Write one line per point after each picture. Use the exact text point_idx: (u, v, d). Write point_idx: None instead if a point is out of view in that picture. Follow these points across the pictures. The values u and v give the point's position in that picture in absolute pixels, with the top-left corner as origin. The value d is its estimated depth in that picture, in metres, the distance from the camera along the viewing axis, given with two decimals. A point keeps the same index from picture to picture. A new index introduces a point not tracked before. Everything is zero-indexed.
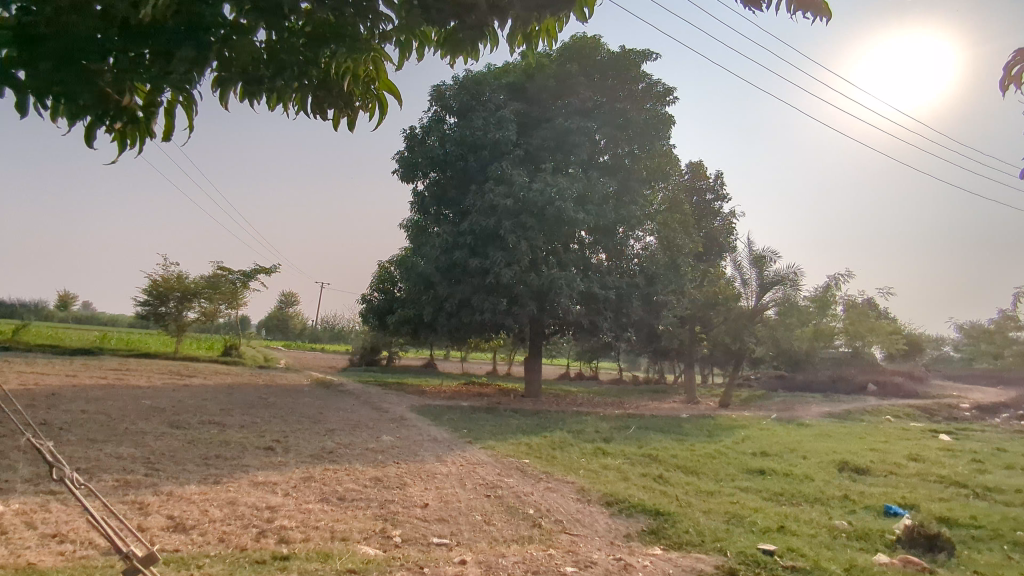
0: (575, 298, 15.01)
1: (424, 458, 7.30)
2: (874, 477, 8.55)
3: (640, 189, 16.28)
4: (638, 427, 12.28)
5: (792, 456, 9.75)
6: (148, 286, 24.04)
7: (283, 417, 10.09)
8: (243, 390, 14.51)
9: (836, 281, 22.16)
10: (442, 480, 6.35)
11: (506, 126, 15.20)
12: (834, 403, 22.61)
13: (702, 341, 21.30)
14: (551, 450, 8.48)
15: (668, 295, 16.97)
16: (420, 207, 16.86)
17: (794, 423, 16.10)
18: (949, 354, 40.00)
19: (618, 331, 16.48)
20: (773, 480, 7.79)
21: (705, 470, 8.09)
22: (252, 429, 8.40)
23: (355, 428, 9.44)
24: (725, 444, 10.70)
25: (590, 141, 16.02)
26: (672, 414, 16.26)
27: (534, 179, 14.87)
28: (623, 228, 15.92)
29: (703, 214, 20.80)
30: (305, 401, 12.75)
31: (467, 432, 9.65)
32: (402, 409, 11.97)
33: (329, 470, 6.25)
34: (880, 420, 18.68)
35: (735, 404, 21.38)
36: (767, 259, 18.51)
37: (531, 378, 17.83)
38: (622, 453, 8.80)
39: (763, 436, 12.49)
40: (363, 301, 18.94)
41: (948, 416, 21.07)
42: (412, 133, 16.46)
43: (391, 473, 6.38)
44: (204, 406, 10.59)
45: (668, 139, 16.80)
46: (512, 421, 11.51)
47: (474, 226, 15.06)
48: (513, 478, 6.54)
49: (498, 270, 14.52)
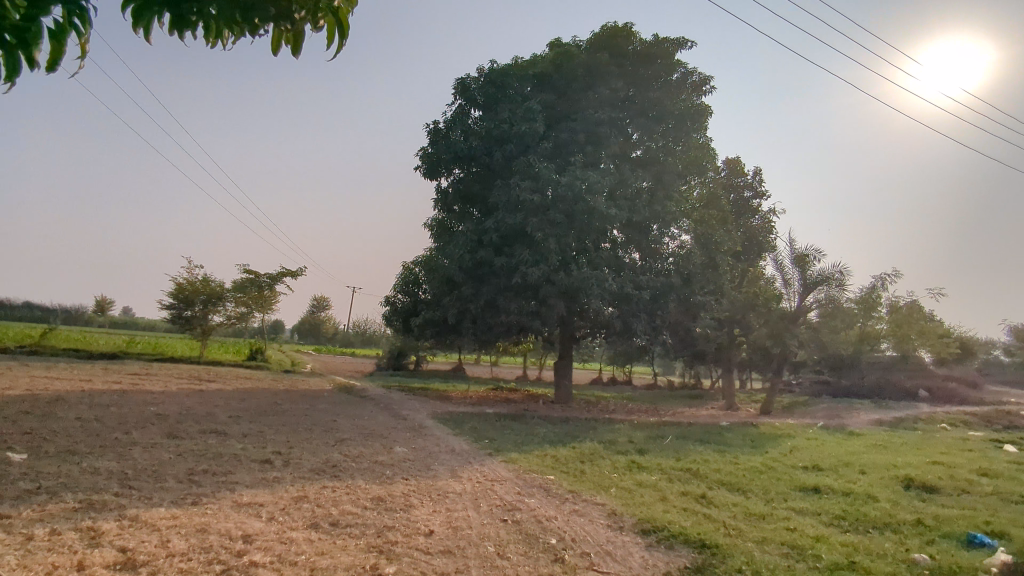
0: (606, 299, 14.18)
1: (436, 474, 6.58)
2: (947, 496, 7.51)
3: (676, 184, 15.34)
4: (676, 437, 11.34)
5: (850, 471, 8.73)
6: (174, 290, 23.95)
7: (292, 426, 9.50)
8: (260, 395, 14.07)
9: (883, 281, 20.81)
10: (455, 500, 5.62)
11: (533, 117, 14.47)
12: (884, 410, 21.18)
13: (741, 344, 20.16)
14: (580, 464, 7.68)
15: (706, 296, 15.99)
16: (444, 204, 16.22)
17: (844, 432, 14.90)
18: (1000, 359, 37.66)
19: (653, 334, 15.57)
20: (832, 500, 6.84)
21: (753, 487, 7.17)
22: (255, 440, 7.82)
23: (368, 438, 8.79)
24: (773, 457, 9.70)
25: (622, 134, 15.18)
26: (711, 421, 15.23)
27: (563, 173, 14.09)
28: (657, 226, 15.06)
29: (741, 212, 19.65)
30: (321, 407, 12.19)
31: (488, 442, 8.91)
32: (420, 417, 11.31)
33: (328, 489, 5.59)
34: (936, 429, 17.29)
35: (778, 411, 20.12)
36: (811, 257, 17.35)
37: (561, 383, 17.05)
38: (658, 467, 7.94)
39: (812, 447, 11.42)
40: (386, 303, 18.34)
41: (1009, 424, 19.50)
42: (436, 128, 15.77)
43: (398, 492, 5.69)
44: (213, 414, 10.07)
45: (704, 131, 15.81)
46: (538, 430, 10.72)
47: (500, 223, 14.34)
48: (535, 498, 5.75)
49: (525, 270, 13.77)
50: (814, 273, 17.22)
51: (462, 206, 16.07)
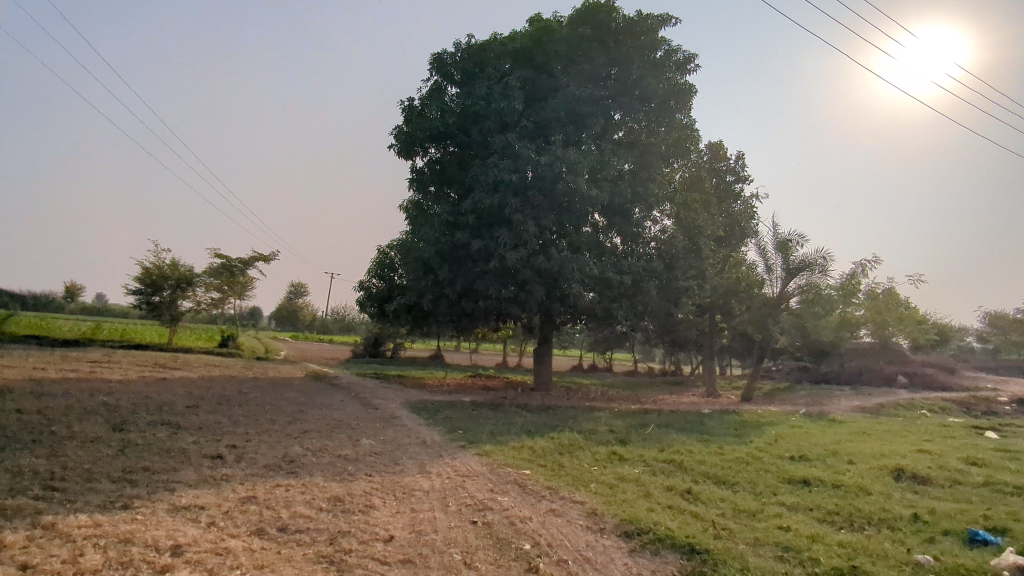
0: (587, 284, 13.75)
1: (403, 469, 6.11)
2: (939, 487, 7.23)
3: (659, 166, 14.91)
4: (658, 426, 10.98)
5: (838, 461, 8.43)
6: (141, 274, 23.04)
7: (255, 416, 8.96)
8: (226, 383, 13.47)
9: (864, 267, 20.66)
10: (422, 500, 5.15)
11: (511, 94, 13.91)
12: (864, 396, 21.16)
13: (722, 330, 19.90)
14: (558, 456, 7.25)
15: (689, 281, 15.63)
16: (419, 185, 15.62)
17: (825, 419, 14.72)
18: (972, 345, 38.09)
19: (634, 321, 15.18)
20: (822, 493, 6.50)
21: (741, 480, 6.80)
22: (210, 433, 7.27)
23: (334, 429, 8.28)
24: (758, 446, 9.38)
25: (604, 115, 14.65)
26: (693, 409, 14.96)
27: (542, 152, 13.58)
28: (639, 209, 14.65)
29: (724, 196, 19.15)
30: (289, 396, 11.65)
31: (461, 433, 8.45)
32: (392, 406, 10.82)
33: (282, 488, 5.09)
34: (916, 416, 17.23)
35: (759, 398, 19.95)
36: (793, 243, 17.08)
37: (541, 370, 16.65)
38: (640, 459, 7.55)
39: (797, 435, 11.14)
40: (360, 288, 17.74)
41: (986, 410, 19.56)
42: (411, 105, 15.13)
43: (360, 490, 5.22)
44: (170, 404, 9.49)
45: (688, 112, 15.36)
46: (515, 419, 10.30)
47: (477, 204, 13.81)
48: (509, 497, 5.29)
49: (504, 253, 13.26)
50: (797, 259, 16.95)
51: (439, 187, 15.51)
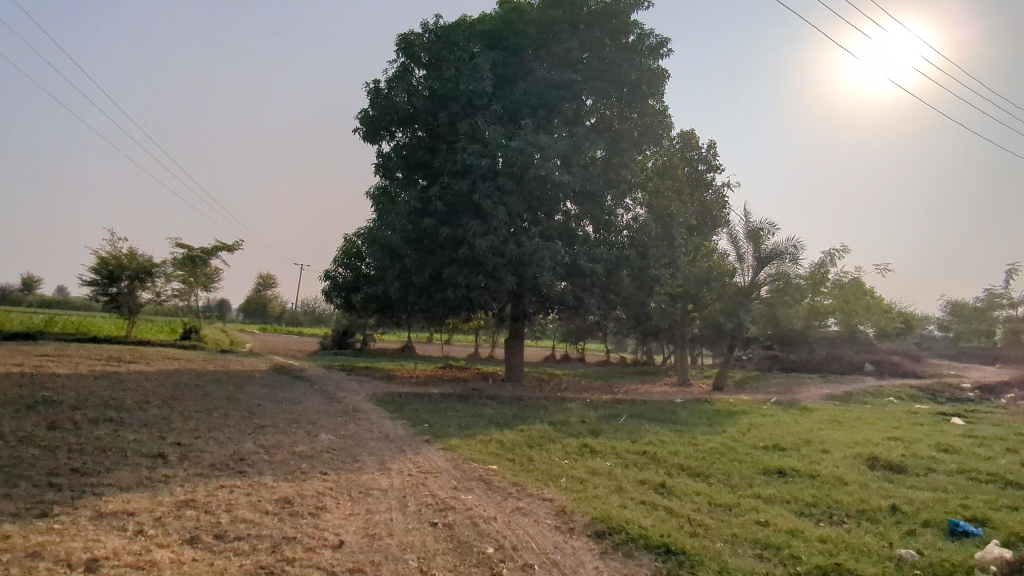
0: (559, 272, 13.46)
1: (362, 466, 5.73)
2: (913, 475, 7.13)
3: (631, 152, 14.66)
4: (631, 416, 10.76)
5: (811, 449, 8.29)
6: (96, 265, 22.01)
7: (208, 411, 8.47)
8: (184, 377, 12.91)
9: (832, 257, 20.77)
10: (380, 500, 4.79)
11: (480, 77, 13.51)
12: (833, 384, 21.33)
13: (694, 319, 19.82)
14: (526, 450, 6.94)
15: (661, 269, 15.43)
16: (386, 170, 15.13)
17: (796, 407, 14.72)
18: (933, 334, 38.92)
19: (606, 310, 14.95)
20: (798, 484, 6.31)
21: (716, 472, 6.58)
22: (155, 430, 6.78)
23: (292, 424, 7.83)
24: (731, 436, 9.21)
25: (575, 100, 14.31)
26: (666, 398, 14.82)
27: (512, 137, 13.21)
28: (612, 196, 14.38)
29: (696, 185, 19.01)
30: (249, 390, 11.16)
31: (427, 426, 8.09)
32: (357, 399, 10.39)
33: (225, 490, 4.67)
34: (884, 403, 17.40)
35: (730, 387, 19.99)
36: (765, 231, 17.01)
37: (512, 361, 16.34)
38: (612, 451, 7.28)
39: (769, 424, 11.04)
40: (325, 278, 17.19)
41: (950, 397, 19.89)
42: (376, 87, 14.60)
43: (312, 490, 4.83)
44: (118, 399, 8.93)
45: (661, 98, 15.12)
46: (484, 411, 9.98)
47: (445, 190, 13.41)
48: (473, 495, 4.95)
49: (473, 240, 12.89)
50: (768, 247, 16.90)
51: (406, 173, 15.04)
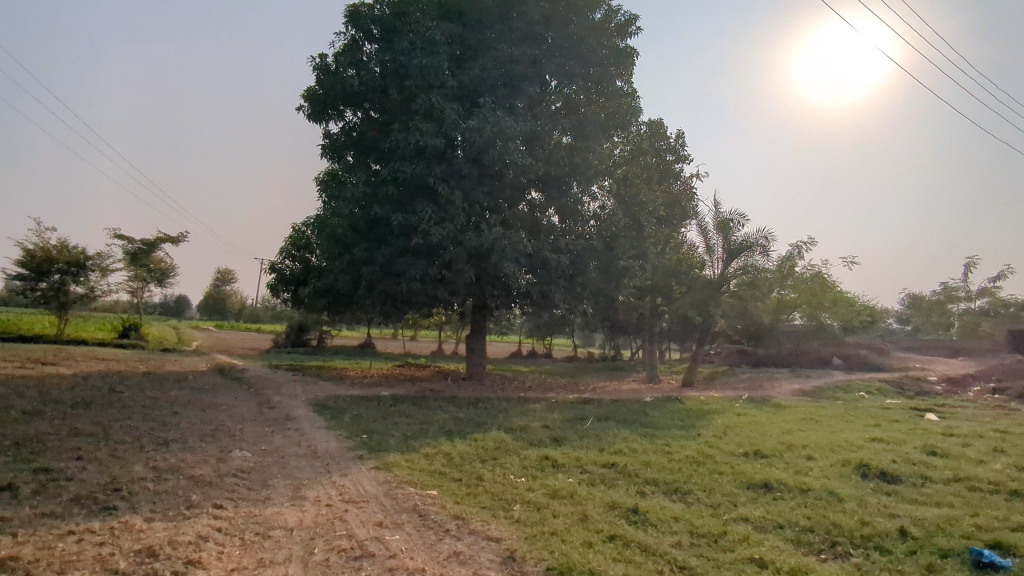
0: (521, 264, 12.47)
1: (271, 495, 4.67)
2: (910, 487, 6.37)
3: (598, 137, 13.75)
4: (598, 419, 9.87)
5: (795, 455, 7.46)
6: (22, 258, 20.12)
7: (109, 422, 7.24)
8: (105, 379, 11.58)
9: (800, 250, 20.25)
10: (279, 546, 3.75)
11: (437, 50, 12.40)
12: (804, 379, 20.87)
13: (663, 314, 19.05)
14: (476, 466, 5.95)
15: (630, 260, 14.56)
16: (335, 153, 13.89)
17: (769, 405, 14.05)
18: (894, 328, 39.09)
19: (572, 304, 14.04)
20: (788, 502, 5.46)
21: (694, 488, 5.69)
22: (26, 451, 5.60)
23: (205, 438, 6.69)
24: (707, 441, 8.36)
25: (539, 81, 13.39)
26: (635, 397, 14.02)
27: (470, 117, 12.16)
28: (578, 183, 13.48)
29: (664, 175, 18.14)
30: (173, 394, 9.91)
31: (364, 437, 7.05)
32: (293, 404, 9.26)
33: (70, 540, 3.59)
34: (855, 397, 16.92)
35: (700, 382, 19.33)
36: (735, 223, 16.31)
37: (473, 359, 15.32)
38: (576, 464, 6.35)
39: (745, 425, 10.27)
40: (271, 270, 15.87)
41: (919, 391, 19.56)
42: (323, 62, 13.36)
43: (190, 535, 3.78)
44: (4, 410, 7.64)
45: (629, 79, 14.25)
46: (434, 417, 8.95)
47: (397, 173, 12.28)
48: (400, 535, 3.95)
49: (427, 228, 11.81)
50: (737, 239, 16.20)
51: (357, 156, 13.85)
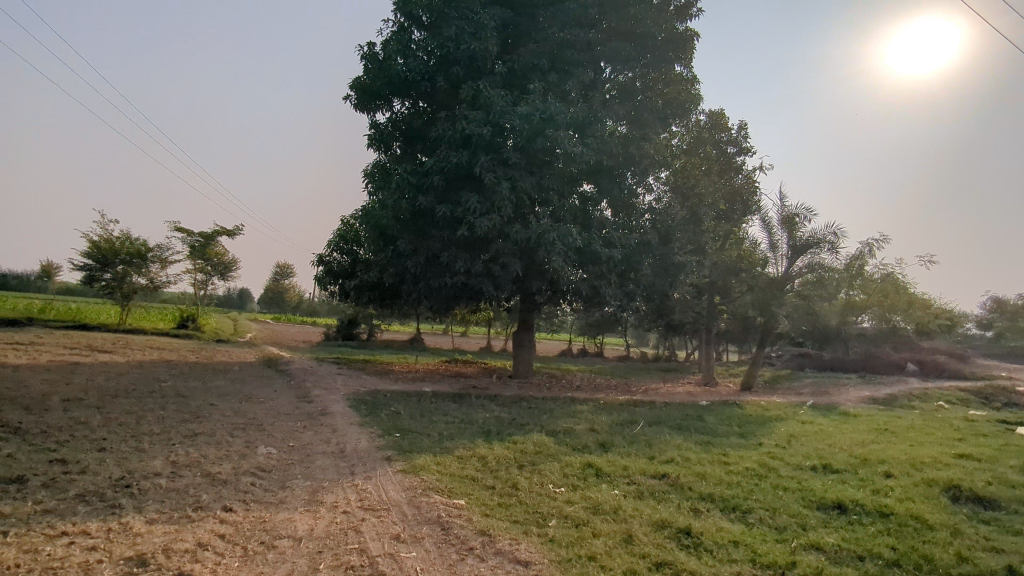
0: (571, 258, 11.90)
1: (285, 498, 4.31)
2: (1013, 514, 5.50)
3: (655, 125, 13.02)
4: (649, 424, 9.20)
5: (872, 472, 6.63)
6: (88, 249, 20.86)
7: (142, 413, 7.13)
8: (154, 368, 11.71)
9: (872, 248, 18.85)
10: (282, 559, 3.36)
11: (485, 35, 11.95)
12: (875, 385, 19.44)
13: (721, 313, 18.07)
14: (512, 472, 5.47)
15: (687, 256, 13.76)
16: (382, 143, 13.64)
17: (837, 413, 13.01)
18: (975, 333, 36.34)
19: (624, 301, 13.39)
20: (867, 528, 4.73)
21: (757, 507, 5.03)
22: (52, 441, 5.48)
23: (234, 432, 6.46)
24: (769, 451, 7.60)
25: (593, 67, 12.78)
26: (689, 400, 13.26)
27: (519, 104, 11.65)
28: (632, 173, 12.82)
29: (724, 168, 17.08)
30: (214, 385, 9.86)
31: (397, 436, 6.67)
32: (330, 399, 9.02)
33: (60, 544, 3.31)
34: (934, 408, 15.55)
35: (760, 386, 18.26)
36: (801, 218, 15.23)
37: (521, 356, 14.85)
38: (623, 474, 5.77)
39: (812, 434, 9.40)
40: (320, 263, 15.82)
41: (1006, 402, 17.87)
42: (370, 50, 13.09)
43: (188, 543, 3.45)
44: (46, 397, 7.67)
45: (689, 63, 13.43)
46: (474, 416, 8.51)
47: (443, 162, 11.88)
48: (418, 552, 3.50)
49: (472, 220, 11.38)
50: (804, 235, 15.12)
51: (404, 147, 13.56)
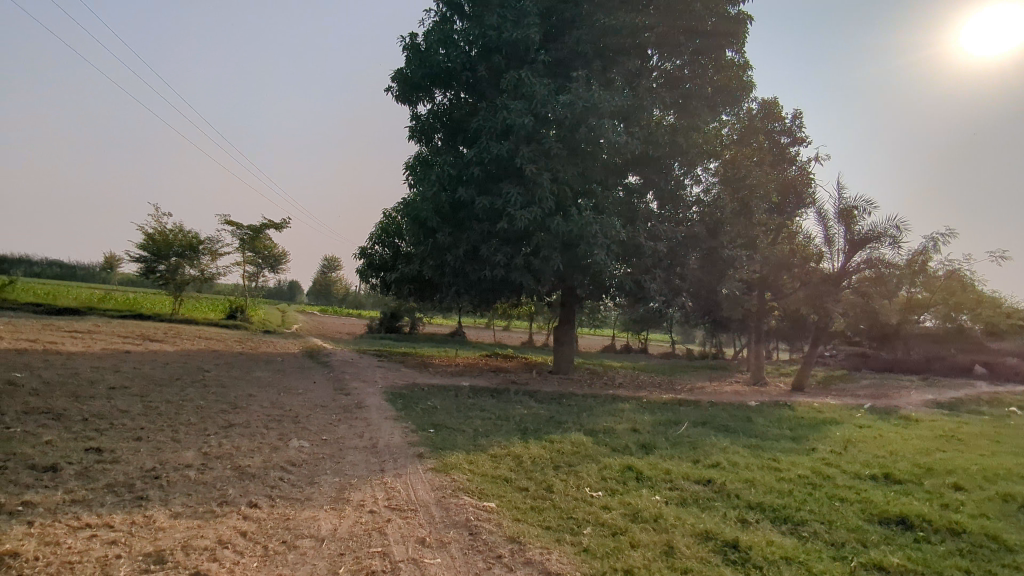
0: (614, 252, 11.55)
1: (312, 496, 4.19)
2: None
3: (703, 114, 12.52)
4: (695, 425, 8.81)
5: (939, 484, 6.12)
6: (144, 242, 21.55)
7: (182, 402, 7.20)
8: (201, 358, 11.94)
9: (937, 243, 17.78)
10: (301, 561, 3.22)
11: (528, 23, 11.68)
12: (938, 389, 18.36)
13: (772, 310, 17.37)
14: (549, 473, 5.22)
15: (737, 250, 13.20)
16: (423, 135, 13.53)
17: (897, 417, 12.28)
18: None
19: (670, 296, 12.96)
20: (935, 547, 4.31)
21: (812, 519, 4.66)
22: (92, 429, 5.53)
23: (269, 424, 6.43)
24: (824, 458, 7.12)
25: (639, 54, 12.36)
26: (738, 400, 12.74)
27: (562, 93, 11.35)
28: (679, 164, 12.37)
29: (777, 158, 16.34)
30: (256, 375, 9.95)
31: (432, 432, 6.51)
32: (368, 392, 8.96)
33: (81, 537, 3.25)
34: (1005, 414, 14.54)
35: (813, 387, 17.48)
36: (859, 211, 14.43)
37: (562, 352, 14.59)
38: (665, 478, 5.45)
39: (871, 440, 8.83)
40: (362, 256, 15.87)
41: None
42: (412, 41, 12.98)
43: (208, 540, 3.34)
44: (93, 384, 7.84)
45: (740, 48, 12.84)
46: (512, 412, 8.30)
47: (483, 153, 11.67)
48: (442, 559, 3.31)
49: (512, 212, 11.14)
50: (862, 229, 14.33)
51: (445, 139, 13.42)
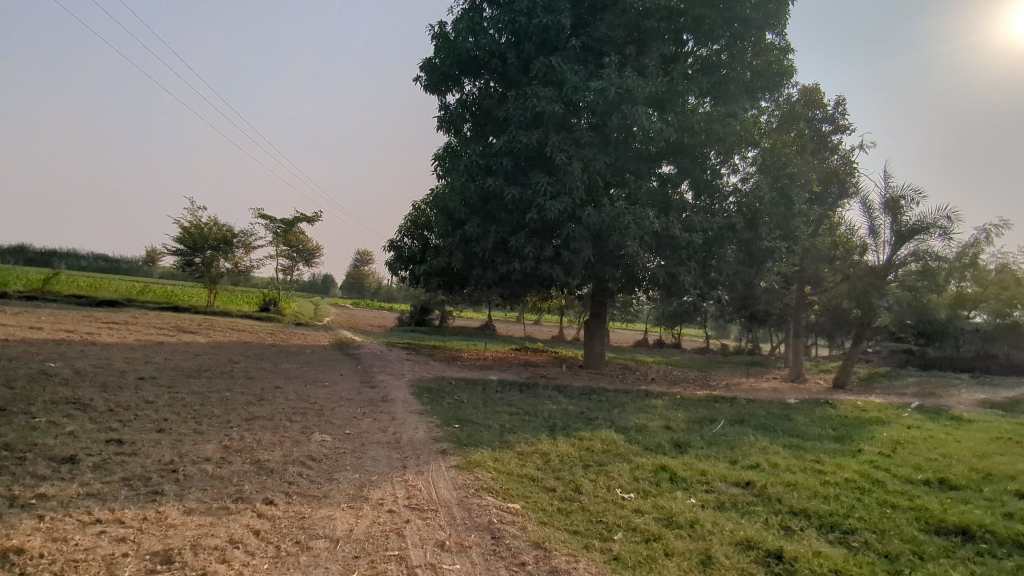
0: (647, 243, 11.21)
1: (330, 493, 4.03)
2: None
3: (741, 100, 12.05)
4: (732, 422, 8.44)
5: (999, 491, 5.67)
6: (180, 235, 21.90)
7: (208, 393, 7.15)
8: (232, 349, 12.01)
9: (990, 234, 16.89)
10: (314, 563, 3.05)
11: (558, 8, 11.38)
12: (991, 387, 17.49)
13: (812, 304, 16.75)
14: (577, 473, 4.98)
15: (776, 241, 12.70)
16: (452, 126, 13.34)
17: (947, 417, 11.68)
18: None
19: (705, 289, 12.55)
20: (1000, 561, 3.94)
21: (863, 528, 4.32)
22: (116, 420, 5.49)
23: (293, 416, 6.32)
24: (871, 460, 6.71)
25: (674, 39, 11.96)
26: (777, 397, 12.29)
27: (593, 79, 11.03)
28: (715, 152, 11.93)
29: (818, 147, 15.71)
30: (284, 367, 9.93)
31: (457, 428, 6.32)
32: (394, 384, 8.83)
33: (89, 533, 3.14)
34: None
35: (855, 385, 16.82)
36: (907, 201, 13.75)
37: (593, 346, 14.30)
38: (702, 480, 5.15)
39: (921, 441, 8.33)
40: (392, 248, 15.81)
41: None
42: (441, 29, 12.79)
43: (219, 538, 3.20)
44: (124, 375, 7.86)
45: (781, 30, 12.30)
46: (540, 407, 8.07)
47: (512, 142, 11.43)
48: (462, 564, 3.11)
49: (542, 202, 10.88)
50: (910, 220, 13.66)
51: (474, 129, 13.21)
